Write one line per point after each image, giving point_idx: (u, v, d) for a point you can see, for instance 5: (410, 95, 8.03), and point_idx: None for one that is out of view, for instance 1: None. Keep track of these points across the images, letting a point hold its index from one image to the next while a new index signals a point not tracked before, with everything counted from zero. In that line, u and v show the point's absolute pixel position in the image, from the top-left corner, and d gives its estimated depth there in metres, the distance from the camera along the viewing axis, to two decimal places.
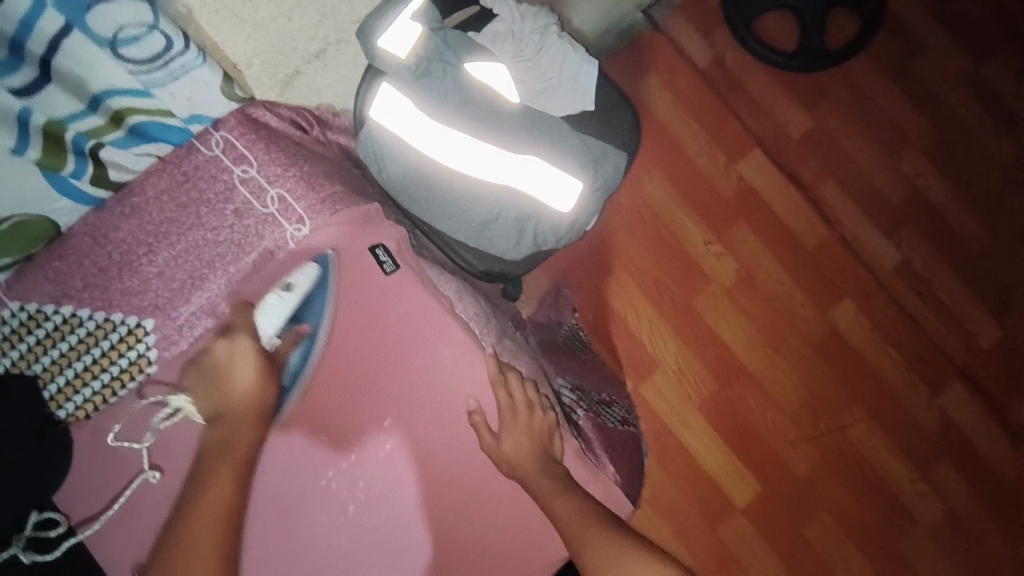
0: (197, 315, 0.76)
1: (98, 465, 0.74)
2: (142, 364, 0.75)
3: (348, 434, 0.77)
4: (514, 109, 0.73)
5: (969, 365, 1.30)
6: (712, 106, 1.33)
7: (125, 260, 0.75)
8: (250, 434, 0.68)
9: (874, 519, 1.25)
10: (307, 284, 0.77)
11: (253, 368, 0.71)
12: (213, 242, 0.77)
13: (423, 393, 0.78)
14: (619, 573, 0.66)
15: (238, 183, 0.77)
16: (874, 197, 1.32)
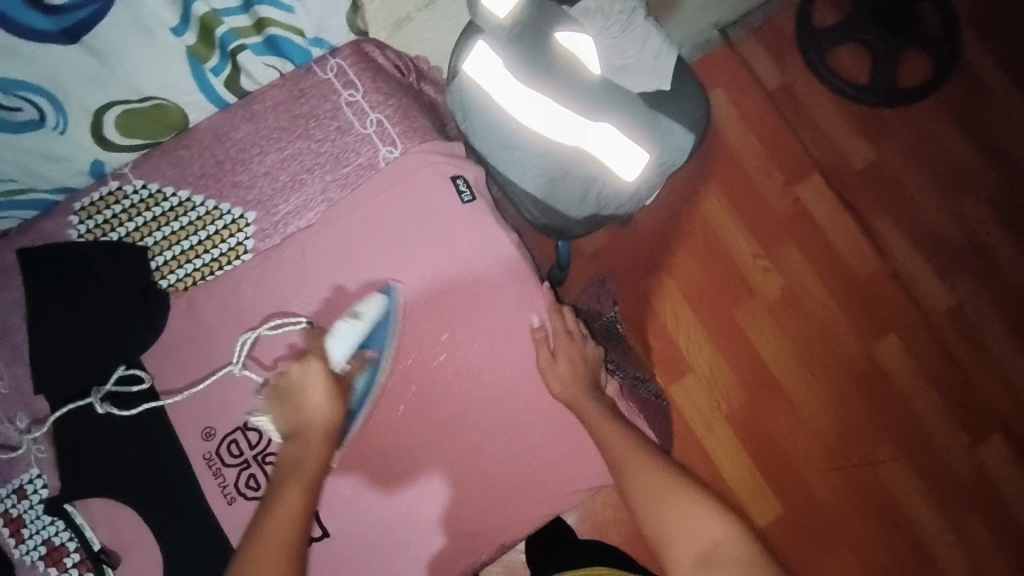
0: (294, 215, 0.84)
1: (181, 338, 0.83)
2: (239, 252, 0.84)
3: (405, 343, 0.82)
4: (595, 80, 0.77)
5: (1013, 420, 1.26)
6: (776, 127, 1.36)
7: (239, 157, 0.85)
8: (321, 456, 0.68)
9: (897, 562, 1.21)
10: (373, 311, 0.78)
11: (323, 386, 0.70)
12: (315, 152, 0.85)
13: (481, 317, 0.83)
14: (662, 504, 0.68)
15: (343, 105, 0.85)
16: (933, 237, 1.33)
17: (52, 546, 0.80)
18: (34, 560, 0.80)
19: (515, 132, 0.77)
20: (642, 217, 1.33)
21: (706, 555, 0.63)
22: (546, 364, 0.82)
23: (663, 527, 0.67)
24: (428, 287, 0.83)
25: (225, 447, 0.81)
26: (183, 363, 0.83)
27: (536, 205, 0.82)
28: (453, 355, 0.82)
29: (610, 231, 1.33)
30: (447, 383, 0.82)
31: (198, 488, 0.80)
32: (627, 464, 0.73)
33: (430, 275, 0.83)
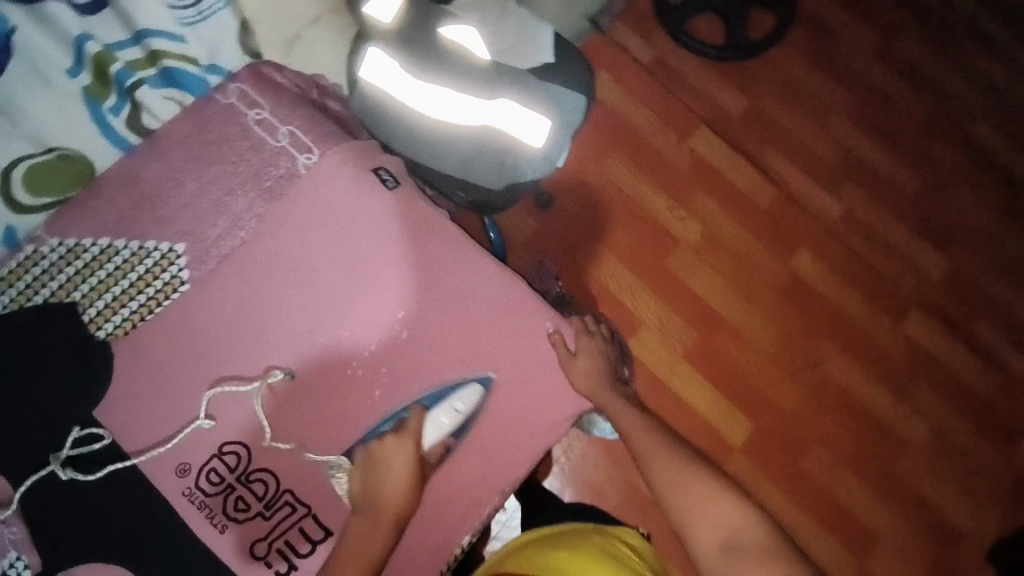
0: (224, 236, 0.84)
1: (132, 387, 0.82)
2: (175, 285, 0.84)
3: (366, 332, 0.83)
4: (484, 64, 0.82)
5: (924, 295, 1.43)
6: (659, 94, 1.50)
7: (156, 195, 0.86)
8: (378, 545, 0.74)
9: (864, 445, 1.33)
10: (468, 405, 0.82)
11: (405, 477, 0.77)
12: (234, 174, 0.86)
13: (434, 290, 0.85)
14: (690, 502, 0.74)
15: (252, 123, 0.88)
16: (813, 157, 1.50)
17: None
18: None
19: (424, 124, 0.82)
20: (562, 197, 1.41)
21: (726, 540, 0.69)
22: (569, 362, 0.85)
23: (688, 514, 0.74)
24: (368, 274, 0.84)
25: (202, 479, 0.80)
26: (143, 417, 0.81)
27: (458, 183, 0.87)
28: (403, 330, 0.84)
29: (535, 216, 1.40)
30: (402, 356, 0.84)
31: (192, 531, 0.79)
32: (656, 464, 0.79)
33: (368, 261, 0.84)
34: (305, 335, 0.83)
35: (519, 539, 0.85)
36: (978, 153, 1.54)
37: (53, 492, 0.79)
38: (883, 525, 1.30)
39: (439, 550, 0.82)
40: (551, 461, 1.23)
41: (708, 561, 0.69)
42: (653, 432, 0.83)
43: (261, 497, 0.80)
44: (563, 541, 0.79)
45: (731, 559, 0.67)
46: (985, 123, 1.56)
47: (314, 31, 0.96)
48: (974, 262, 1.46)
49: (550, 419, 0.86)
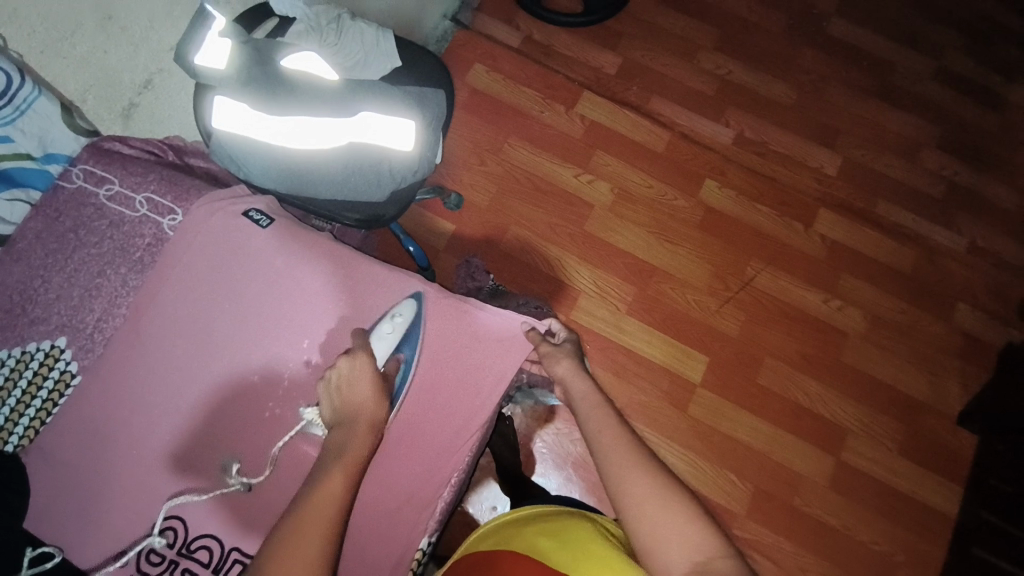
0: (104, 318, 0.90)
1: (53, 491, 0.84)
2: (68, 378, 0.89)
3: (274, 366, 0.88)
4: (335, 85, 0.86)
5: (825, 193, 1.52)
6: (536, 71, 1.54)
7: (25, 296, 0.89)
8: (363, 443, 0.71)
9: (809, 346, 1.40)
10: (409, 314, 0.88)
11: (371, 383, 0.77)
12: (98, 256, 0.92)
13: (328, 307, 0.90)
14: (666, 514, 0.66)
15: (105, 201, 0.93)
16: (693, 94, 1.57)
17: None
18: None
19: (290, 157, 0.82)
20: (470, 193, 1.44)
21: (701, 575, 0.61)
22: (546, 355, 0.89)
23: (657, 539, 0.65)
24: (291, 275, 0.91)
25: (144, 562, 0.81)
26: (72, 514, 0.83)
27: (337, 205, 0.85)
28: (310, 358, 0.88)
29: (451, 219, 1.42)
30: (313, 382, 0.87)
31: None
32: (622, 469, 0.72)
33: (258, 299, 0.90)
34: (214, 385, 0.87)
35: (494, 522, 0.85)
36: (840, 51, 1.64)
37: None
38: (848, 417, 1.36)
39: (400, 561, 0.84)
40: (536, 455, 1.24)
41: None
42: (630, 445, 0.74)
43: (208, 564, 0.81)
44: (545, 524, 0.79)
45: None
46: (838, 22, 1.67)
47: (149, 94, 0.97)
48: (862, 150, 1.56)
49: (466, 397, 0.89)
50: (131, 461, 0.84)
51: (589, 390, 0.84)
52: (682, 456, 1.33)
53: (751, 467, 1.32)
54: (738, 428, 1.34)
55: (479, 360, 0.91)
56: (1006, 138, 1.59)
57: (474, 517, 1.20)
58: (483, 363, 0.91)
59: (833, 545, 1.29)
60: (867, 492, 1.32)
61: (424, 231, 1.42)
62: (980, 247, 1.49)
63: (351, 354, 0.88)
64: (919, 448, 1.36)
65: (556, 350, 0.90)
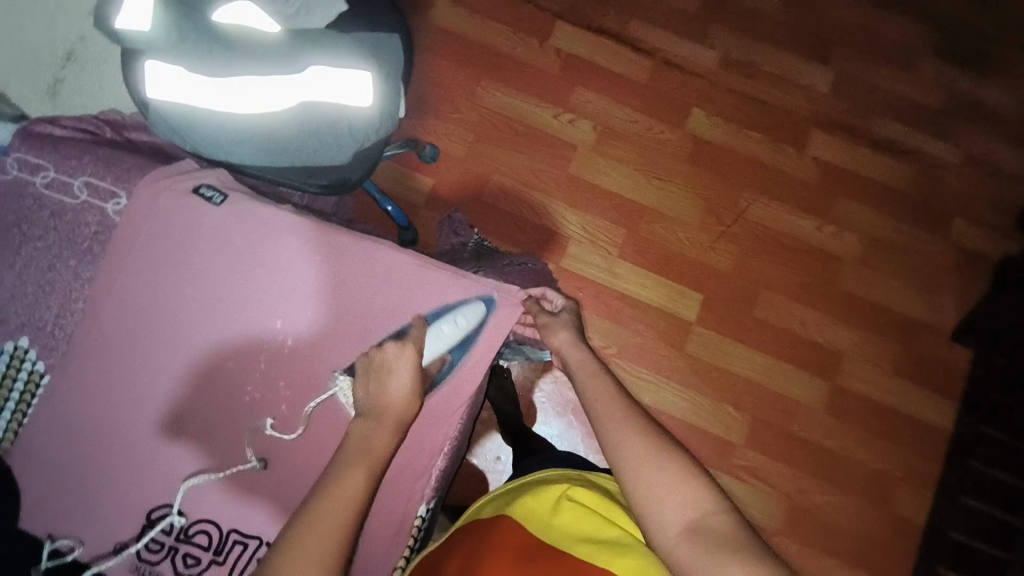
0: (63, 314, 0.88)
1: (38, 492, 0.84)
2: (36, 378, 0.88)
3: (247, 350, 0.86)
4: (277, 36, 0.78)
5: (818, 112, 1.44)
6: (504, 2, 1.42)
7: None
8: (387, 443, 0.70)
9: (805, 274, 1.38)
10: (473, 323, 0.87)
11: (409, 377, 0.75)
12: (44, 250, 0.87)
13: (297, 285, 0.87)
14: (661, 476, 0.66)
15: (43, 190, 0.87)
16: (675, 14, 1.45)
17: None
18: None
19: (240, 124, 0.77)
20: (446, 144, 1.36)
21: (693, 531, 0.62)
22: (543, 325, 0.90)
23: (652, 494, 0.66)
24: (296, 278, 0.87)
25: (145, 551, 0.83)
26: (61, 509, 0.84)
27: (295, 173, 0.80)
28: (286, 337, 0.86)
29: (428, 172, 1.35)
30: (287, 359, 0.86)
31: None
32: (617, 432, 0.72)
33: (239, 285, 0.86)
34: (193, 374, 0.85)
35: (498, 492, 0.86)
36: None
37: None
38: (843, 341, 1.36)
39: (400, 529, 0.86)
40: (536, 405, 1.25)
41: (674, 551, 0.62)
42: (625, 410, 0.75)
43: (207, 546, 0.83)
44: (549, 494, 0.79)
45: (698, 545, 0.61)
46: None
47: (74, 68, 0.97)
48: (857, 61, 1.47)
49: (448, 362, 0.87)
50: (111, 454, 0.84)
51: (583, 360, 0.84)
52: (681, 394, 1.33)
53: (748, 399, 1.33)
54: (735, 361, 1.34)
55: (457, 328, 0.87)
56: (1009, 35, 1.49)
57: (480, 467, 1.21)
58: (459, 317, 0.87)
59: (829, 465, 1.32)
60: (861, 414, 1.34)
61: (401, 188, 1.35)
62: (978, 157, 1.44)
63: (329, 329, 0.87)
64: (914, 366, 1.37)
65: (553, 320, 0.90)
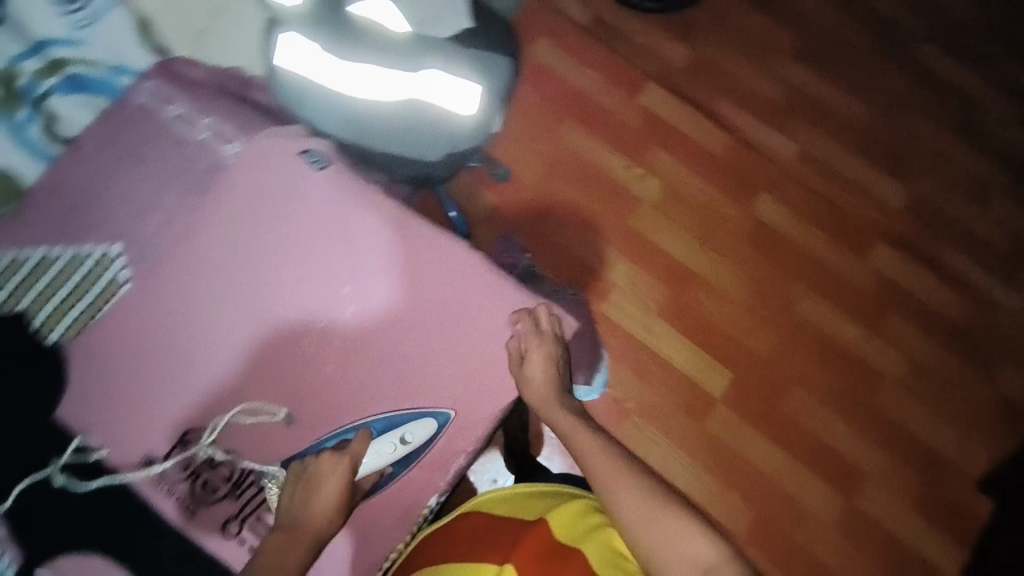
0: (158, 233, 0.90)
1: (96, 389, 0.85)
2: (116, 284, 0.87)
3: (312, 308, 0.87)
4: (403, 36, 0.84)
5: (884, 224, 1.45)
6: (602, 54, 1.50)
7: (87, 203, 0.92)
8: (297, 562, 0.72)
9: (841, 380, 1.36)
10: (420, 440, 0.85)
11: (337, 494, 0.76)
12: (159, 173, 0.93)
13: (375, 257, 0.88)
14: (659, 525, 0.71)
15: (173, 121, 0.96)
16: (763, 100, 1.51)
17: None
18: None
19: (352, 105, 0.84)
20: (519, 169, 1.42)
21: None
22: (520, 375, 0.84)
23: (656, 544, 0.70)
24: (373, 254, 0.88)
25: (172, 466, 0.83)
26: (110, 412, 0.85)
27: (390, 158, 0.89)
28: (348, 305, 0.87)
29: (496, 191, 1.41)
30: (344, 326, 0.86)
31: (162, 516, 0.82)
32: (613, 483, 0.76)
33: (319, 248, 0.88)
34: (253, 324, 0.86)
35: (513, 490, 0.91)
36: (927, 76, 1.55)
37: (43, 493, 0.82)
38: (866, 458, 1.32)
39: (405, 515, 0.85)
40: (544, 438, 1.24)
41: None
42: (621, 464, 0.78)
43: (225, 480, 0.83)
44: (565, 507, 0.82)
45: None
46: (928, 46, 1.58)
47: (221, 24, 1.07)
48: (933, 184, 1.48)
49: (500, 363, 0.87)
50: (165, 376, 0.85)
51: (575, 413, 0.85)
52: (689, 468, 1.31)
53: (756, 492, 1.30)
54: (751, 449, 1.32)
55: (513, 335, 0.86)
56: None
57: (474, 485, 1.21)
58: (509, 331, 0.87)
59: None
60: (870, 539, 1.29)
61: (467, 198, 1.41)
62: None
63: (392, 309, 0.87)
64: (935, 504, 1.31)
65: (529, 371, 0.84)
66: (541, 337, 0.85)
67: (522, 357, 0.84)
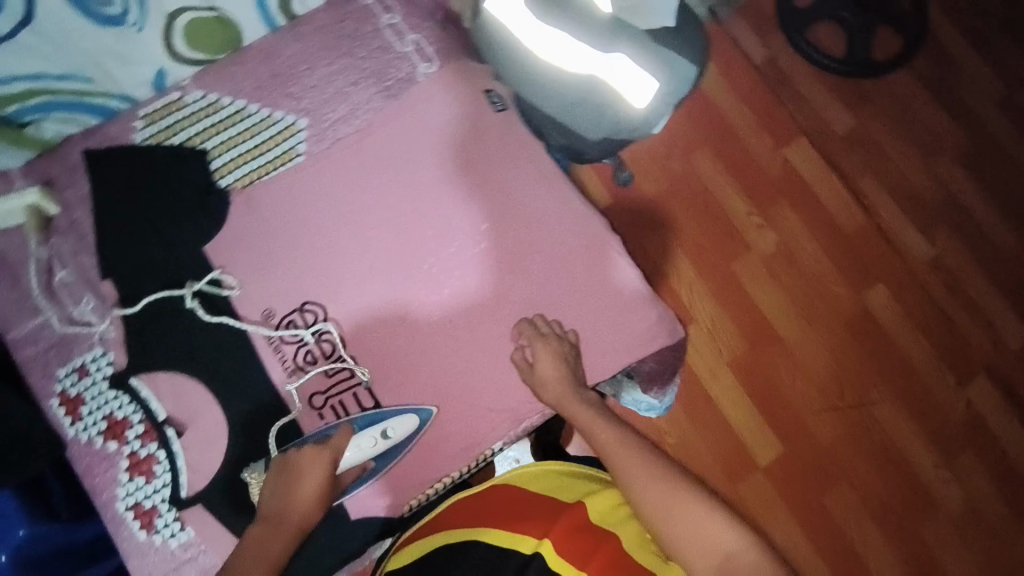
0: (338, 121, 0.82)
1: (235, 246, 0.78)
2: (292, 155, 0.82)
3: (450, 234, 0.77)
4: (603, 16, 0.85)
5: (997, 361, 1.36)
6: (764, 96, 1.47)
7: (287, 73, 0.85)
8: (279, 553, 0.67)
9: (894, 496, 1.28)
10: (403, 436, 0.73)
11: (316, 491, 0.68)
12: (358, 67, 0.85)
13: (537, 207, 0.78)
14: (676, 513, 0.69)
15: (383, 27, 0.86)
16: (912, 194, 1.44)
17: (137, 457, 0.74)
18: (95, 435, 0.75)
19: (535, 64, 0.87)
20: (642, 178, 1.41)
21: (722, 569, 0.65)
22: (530, 375, 0.74)
23: (681, 540, 0.68)
24: (546, 218, 0.77)
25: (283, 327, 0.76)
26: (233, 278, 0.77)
27: (552, 122, 0.91)
28: (504, 258, 0.76)
29: (612, 191, 1.40)
30: (494, 276, 0.76)
31: (263, 372, 0.75)
32: (635, 481, 0.73)
33: (491, 190, 0.78)
34: (399, 247, 0.77)
35: (543, 464, 0.88)
36: None
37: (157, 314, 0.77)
38: None
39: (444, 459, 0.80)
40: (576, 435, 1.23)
41: None
42: (640, 457, 0.75)
43: (326, 356, 0.75)
44: (602, 495, 0.80)
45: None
46: None
47: None
48: None
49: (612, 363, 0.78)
50: (285, 261, 0.77)
51: (594, 409, 0.77)
52: None
53: None
54: (776, 528, 1.26)
55: (646, 337, 0.78)
56: None
57: None
58: (634, 335, 0.78)
59: None
60: None
61: (581, 188, 1.41)
62: None
63: (546, 281, 0.76)
64: None
65: (536, 371, 0.73)
66: (546, 341, 0.74)
67: (529, 365, 0.74)
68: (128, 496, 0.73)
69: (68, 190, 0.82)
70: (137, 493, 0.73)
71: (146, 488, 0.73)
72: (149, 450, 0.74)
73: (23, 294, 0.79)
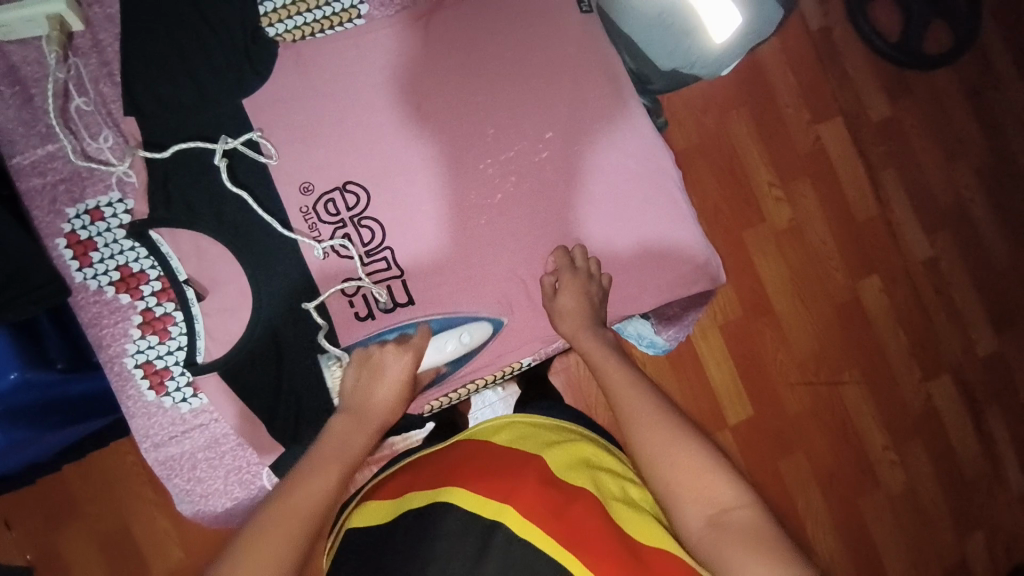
0: None
1: (279, 102, 0.78)
2: (352, 15, 0.85)
3: (503, 135, 0.79)
4: None
5: (960, 364, 1.46)
6: (811, 66, 1.42)
7: None
8: (364, 441, 0.72)
9: (842, 468, 1.39)
10: (477, 342, 0.79)
11: (400, 385, 0.74)
12: None
13: (591, 119, 0.81)
14: (671, 464, 0.66)
15: None
16: (926, 195, 1.47)
17: (152, 315, 0.79)
18: (105, 285, 0.78)
19: None
20: (674, 128, 1.36)
21: (715, 522, 0.62)
22: (553, 306, 0.78)
23: (674, 491, 0.65)
24: (606, 136, 0.81)
25: (321, 206, 0.77)
26: (280, 133, 0.78)
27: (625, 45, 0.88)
28: (560, 168, 0.80)
29: None
30: (548, 183, 0.80)
31: (296, 246, 0.77)
32: (631, 422, 0.71)
33: (559, 98, 0.81)
34: (458, 140, 0.79)
35: (509, 418, 0.84)
36: None
37: (184, 165, 0.77)
38: (823, 544, 1.36)
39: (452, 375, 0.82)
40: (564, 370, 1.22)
41: (697, 541, 0.63)
42: (649, 403, 0.72)
43: (365, 244, 0.78)
44: (567, 448, 0.77)
45: (721, 538, 0.61)
46: None
47: None
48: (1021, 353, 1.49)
49: (637, 290, 0.82)
50: (336, 127, 0.78)
51: (605, 347, 0.78)
52: None
53: None
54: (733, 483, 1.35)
55: (677, 257, 0.83)
56: None
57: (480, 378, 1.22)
58: (676, 269, 0.83)
59: None
60: None
61: None
62: None
63: (601, 198, 0.81)
64: None
65: (557, 303, 0.78)
66: (575, 273, 0.77)
67: (553, 291, 0.78)
68: (139, 354, 0.79)
69: (94, 7, 0.80)
70: (149, 351, 0.79)
71: (159, 347, 0.79)
72: (165, 310, 0.79)
73: (33, 116, 0.79)
